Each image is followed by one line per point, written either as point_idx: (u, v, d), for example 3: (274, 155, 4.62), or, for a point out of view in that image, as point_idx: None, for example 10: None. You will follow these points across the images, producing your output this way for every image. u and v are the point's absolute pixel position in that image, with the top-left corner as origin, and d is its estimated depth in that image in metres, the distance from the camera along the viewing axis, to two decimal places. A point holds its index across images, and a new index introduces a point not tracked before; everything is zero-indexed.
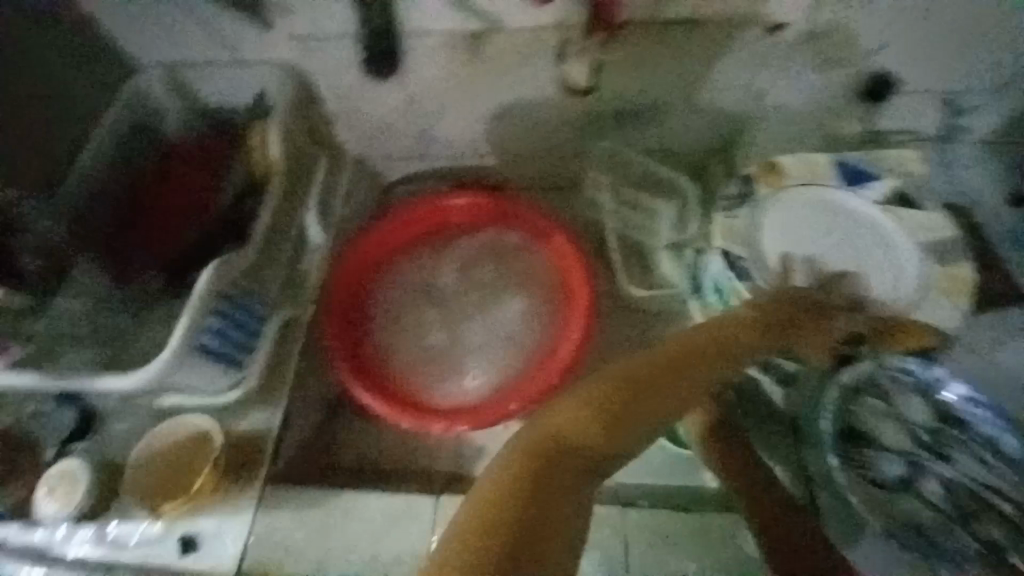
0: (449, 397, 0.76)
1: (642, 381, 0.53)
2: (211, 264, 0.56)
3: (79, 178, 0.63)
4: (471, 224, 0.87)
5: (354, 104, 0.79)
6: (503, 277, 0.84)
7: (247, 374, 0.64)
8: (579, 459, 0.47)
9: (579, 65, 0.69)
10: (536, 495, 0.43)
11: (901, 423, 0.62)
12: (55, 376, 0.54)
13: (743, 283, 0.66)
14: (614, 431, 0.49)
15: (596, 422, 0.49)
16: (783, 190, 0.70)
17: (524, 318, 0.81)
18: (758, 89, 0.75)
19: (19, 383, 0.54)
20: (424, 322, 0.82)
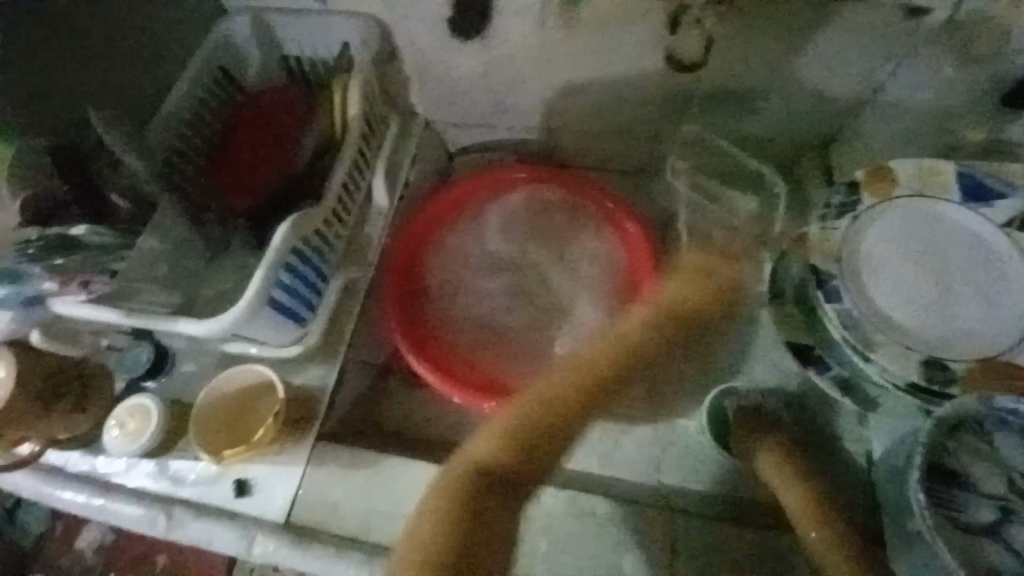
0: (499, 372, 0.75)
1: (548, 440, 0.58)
2: (286, 221, 0.57)
3: (165, 121, 0.64)
4: (530, 196, 0.84)
5: (431, 64, 0.76)
6: (560, 255, 0.82)
7: (309, 330, 0.65)
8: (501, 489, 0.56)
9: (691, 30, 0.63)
10: (474, 520, 0.53)
11: (999, 465, 0.54)
12: (138, 314, 0.55)
13: (834, 303, 0.58)
14: (543, 446, 0.58)
15: (513, 451, 0.57)
16: (887, 202, 0.61)
17: (583, 300, 0.79)
18: (875, 80, 0.67)
19: (104, 318, 0.55)
20: (479, 294, 0.80)
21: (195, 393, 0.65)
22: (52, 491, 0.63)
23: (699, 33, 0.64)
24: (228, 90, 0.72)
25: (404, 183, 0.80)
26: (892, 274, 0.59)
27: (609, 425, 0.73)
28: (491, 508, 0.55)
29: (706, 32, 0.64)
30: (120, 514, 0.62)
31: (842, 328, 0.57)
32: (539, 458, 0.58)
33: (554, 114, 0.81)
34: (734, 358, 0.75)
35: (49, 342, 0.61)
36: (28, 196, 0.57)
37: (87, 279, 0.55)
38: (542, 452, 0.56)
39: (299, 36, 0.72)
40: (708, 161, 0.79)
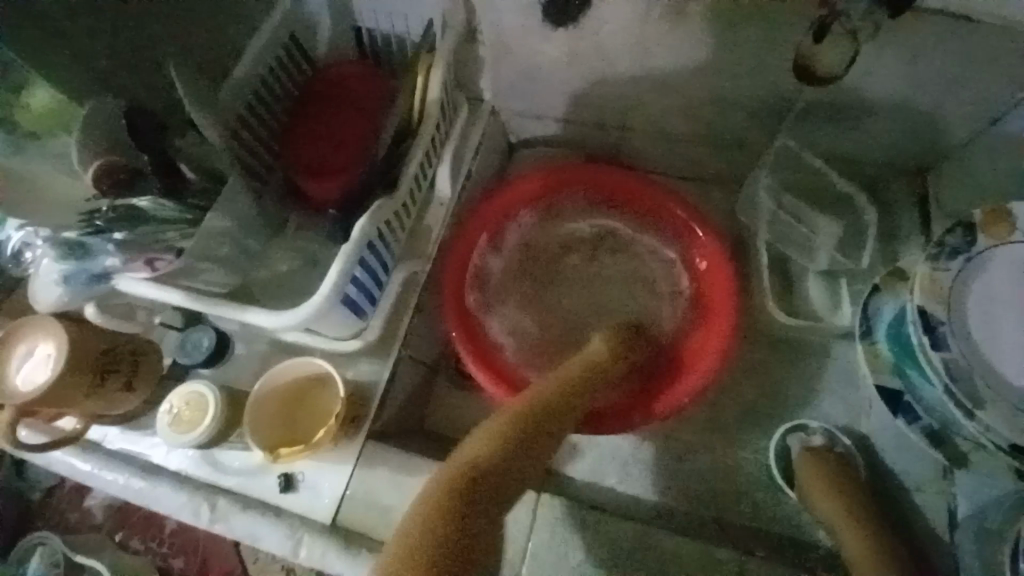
0: None
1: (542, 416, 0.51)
2: (364, 215, 0.54)
3: (234, 88, 0.60)
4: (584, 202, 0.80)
5: (511, 48, 0.71)
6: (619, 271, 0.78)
7: (369, 324, 0.62)
8: (494, 489, 0.43)
9: (831, 46, 0.54)
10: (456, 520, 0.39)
11: None
12: (203, 300, 0.51)
13: (940, 354, 0.53)
14: (515, 458, 0.46)
15: (496, 446, 0.46)
16: (1003, 246, 0.56)
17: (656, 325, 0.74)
18: (999, 109, 0.61)
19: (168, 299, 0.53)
20: (546, 301, 0.76)
21: (245, 377, 0.62)
22: (91, 469, 0.61)
23: (849, 45, 0.53)
24: (300, 62, 0.68)
25: (467, 173, 0.76)
26: (1000, 325, 0.54)
27: (667, 449, 0.69)
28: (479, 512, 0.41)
29: (858, 46, 0.53)
30: (161, 500, 0.59)
31: (949, 381, 0.52)
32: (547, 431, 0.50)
33: (633, 113, 0.77)
34: (804, 391, 0.70)
35: (108, 317, 0.58)
36: (102, 161, 0.52)
37: (153, 257, 0.52)
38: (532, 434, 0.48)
39: (379, 16, 0.70)
40: (792, 179, 0.75)
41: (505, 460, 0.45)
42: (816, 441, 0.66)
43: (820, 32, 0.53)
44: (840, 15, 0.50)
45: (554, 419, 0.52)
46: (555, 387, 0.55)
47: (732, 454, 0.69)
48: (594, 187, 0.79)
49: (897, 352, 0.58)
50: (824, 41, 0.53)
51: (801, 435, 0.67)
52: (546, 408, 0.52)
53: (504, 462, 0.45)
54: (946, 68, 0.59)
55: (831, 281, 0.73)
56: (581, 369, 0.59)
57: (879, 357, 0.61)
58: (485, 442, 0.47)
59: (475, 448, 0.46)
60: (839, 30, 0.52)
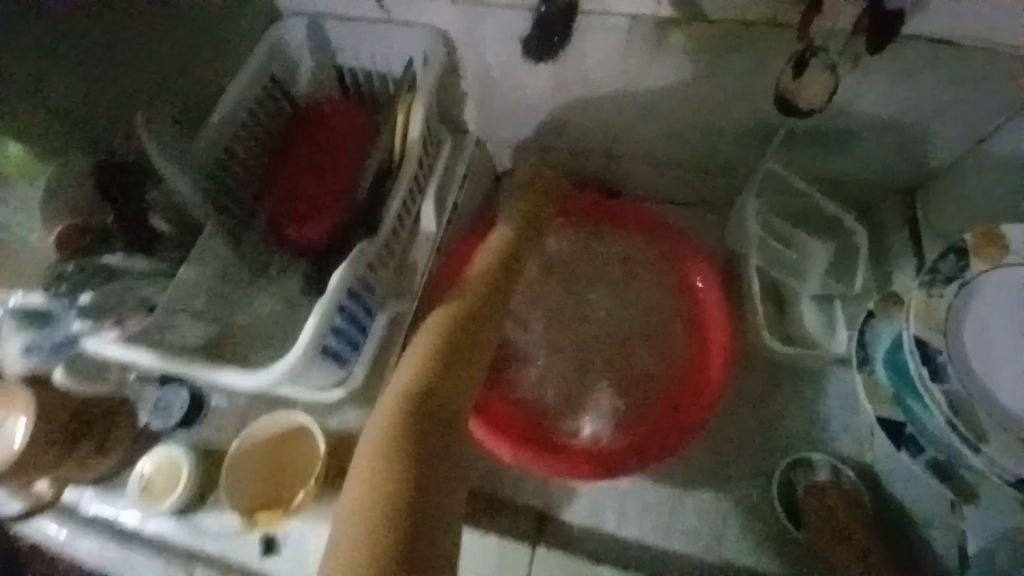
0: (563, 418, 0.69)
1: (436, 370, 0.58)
2: (342, 266, 0.52)
3: (212, 131, 0.59)
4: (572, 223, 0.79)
5: (493, 82, 0.70)
6: (604, 292, 0.76)
7: (352, 372, 0.60)
8: (414, 449, 0.52)
9: (814, 78, 0.53)
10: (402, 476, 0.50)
11: None
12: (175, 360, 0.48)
13: (940, 386, 0.52)
14: (423, 411, 0.55)
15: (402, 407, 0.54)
16: (998, 271, 0.55)
17: (652, 349, 0.73)
18: (985, 129, 0.61)
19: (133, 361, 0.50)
20: (537, 324, 0.74)
21: (226, 430, 0.60)
22: (66, 536, 0.58)
23: (831, 79, 0.53)
24: (280, 103, 0.68)
25: (452, 207, 0.74)
26: (997, 352, 0.53)
27: (666, 487, 0.67)
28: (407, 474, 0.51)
29: (837, 77, 0.53)
30: (140, 568, 0.57)
31: (950, 413, 0.51)
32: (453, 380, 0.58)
33: (618, 141, 0.76)
34: (804, 419, 0.69)
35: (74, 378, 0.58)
36: (66, 225, 0.50)
37: (122, 317, 0.51)
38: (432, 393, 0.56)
39: (360, 56, 0.69)
40: (781, 203, 0.74)
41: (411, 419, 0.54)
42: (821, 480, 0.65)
43: (798, 64, 0.53)
44: (820, 50, 0.51)
45: (452, 366, 0.59)
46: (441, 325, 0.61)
47: (733, 488, 0.66)
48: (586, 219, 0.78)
49: (895, 381, 0.57)
50: (805, 74, 0.53)
51: (807, 471, 0.66)
52: (442, 359, 0.59)
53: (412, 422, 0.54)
54: (929, 92, 0.59)
55: (825, 305, 0.72)
56: (467, 303, 0.64)
57: (879, 385, 0.59)
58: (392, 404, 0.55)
59: (386, 413, 0.54)
60: (816, 64, 0.52)
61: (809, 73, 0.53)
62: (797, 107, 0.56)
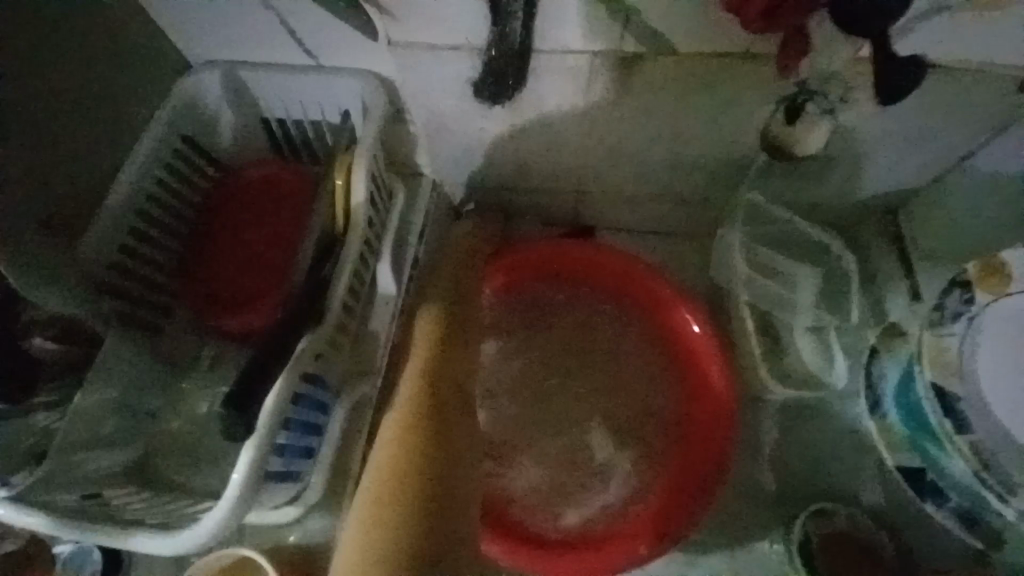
0: (572, 493, 0.64)
1: (420, 409, 0.48)
2: (282, 376, 0.43)
3: (109, 219, 0.50)
4: (550, 273, 0.71)
5: (445, 126, 0.63)
6: (583, 358, 0.70)
7: (308, 484, 0.52)
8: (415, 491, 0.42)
9: (815, 124, 0.54)
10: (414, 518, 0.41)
11: None
12: (79, 523, 0.39)
13: (966, 437, 0.48)
14: (414, 447, 0.45)
15: (397, 449, 0.45)
16: (1006, 304, 0.51)
17: (645, 408, 0.68)
18: (965, 150, 0.59)
19: (35, 524, 0.39)
20: (524, 395, 0.69)
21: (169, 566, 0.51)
22: None
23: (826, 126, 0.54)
24: (199, 167, 0.60)
25: (411, 265, 0.67)
26: (1016, 391, 0.49)
27: (675, 554, 0.62)
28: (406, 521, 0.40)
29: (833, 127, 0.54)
30: None
31: (979, 466, 0.47)
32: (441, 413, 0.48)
33: (586, 179, 0.70)
34: (811, 464, 0.64)
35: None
36: None
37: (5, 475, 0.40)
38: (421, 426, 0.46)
39: (288, 105, 0.61)
40: (763, 231, 0.70)
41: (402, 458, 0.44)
42: (834, 539, 0.59)
43: (793, 112, 0.54)
44: (814, 95, 0.52)
45: (435, 399, 0.49)
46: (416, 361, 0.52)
47: (745, 549, 0.62)
48: (545, 279, 0.71)
49: (912, 427, 0.52)
50: (799, 124, 0.54)
51: (818, 522, 0.60)
52: (426, 394, 0.49)
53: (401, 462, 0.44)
54: (914, 117, 0.55)
55: (820, 335, 0.68)
56: (427, 335, 0.54)
57: (893, 430, 0.55)
58: (390, 446, 0.46)
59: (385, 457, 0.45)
60: (812, 110, 0.53)
61: (806, 117, 0.54)
62: (796, 151, 0.57)
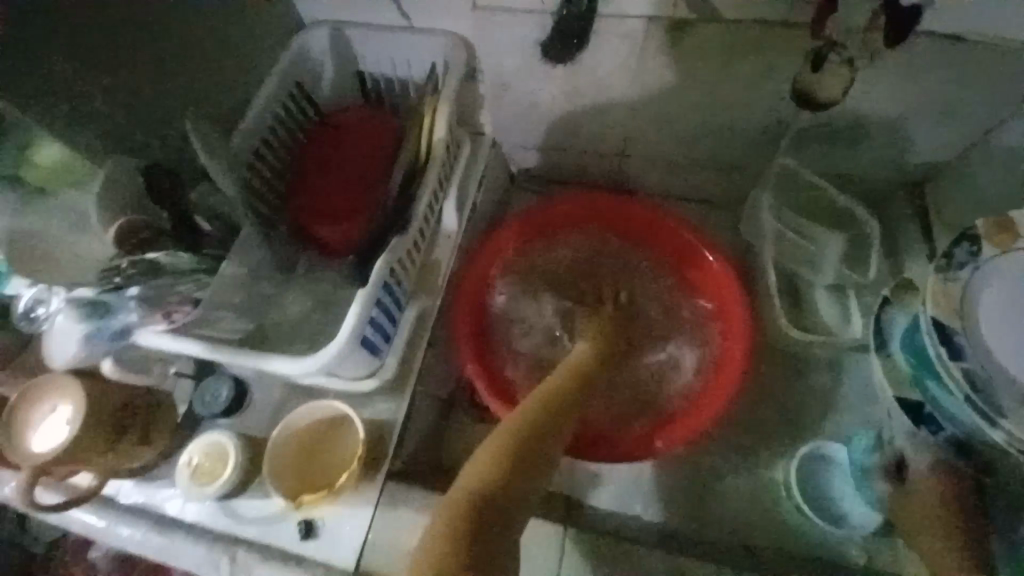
0: (605, 428, 0.69)
1: (537, 433, 0.53)
2: (382, 254, 0.57)
3: (244, 138, 0.62)
4: (602, 233, 0.80)
5: (511, 85, 0.73)
6: (642, 324, 0.75)
7: (384, 364, 0.63)
8: (494, 519, 0.47)
9: (835, 72, 0.56)
10: (480, 550, 0.45)
11: None
12: (234, 350, 0.53)
13: (958, 365, 0.53)
14: (518, 474, 0.49)
15: (499, 466, 0.49)
16: (1008, 258, 0.57)
17: (674, 359, 0.73)
18: (989, 122, 0.63)
19: (186, 351, 0.54)
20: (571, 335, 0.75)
21: (264, 423, 0.63)
22: (106, 525, 0.61)
23: (848, 74, 0.56)
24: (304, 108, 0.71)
25: (472, 206, 0.76)
26: (1013, 334, 0.54)
27: (691, 473, 0.68)
28: (475, 548, 0.45)
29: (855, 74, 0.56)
30: (180, 552, 0.59)
31: (971, 391, 0.52)
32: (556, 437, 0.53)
33: (632, 141, 0.78)
34: (822, 408, 0.70)
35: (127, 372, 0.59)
36: (126, 220, 0.52)
37: (171, 309, 0.54)
38: (533, 455, 0.51)
39: (381, 61, 0.72)
40: (795, 197, 0.75)
41: (504, 477, 0.48)
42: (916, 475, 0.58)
43: (817, 61, 0.56)
44: (835, 45, 0.54)
45: (556, 427, 0.54)
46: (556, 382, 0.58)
47: (753, 472, 0.67)
48: (598, 229, 0.80)
49: (915, 363, 0.57)
50: (822, 71, 0.57)
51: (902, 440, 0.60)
52: (555, 415, 0.55)
53: (502, 482, 0.48)
54: (938, 87, 0.61)
55: (839, 294, 0.73)
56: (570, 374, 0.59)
57: (897, 368, 0.59)
58: (489, 458, 0.50)
59: (481, 468, 0.49)
60: (833, 59, 0.55)
61: (826, 69, 0.56)
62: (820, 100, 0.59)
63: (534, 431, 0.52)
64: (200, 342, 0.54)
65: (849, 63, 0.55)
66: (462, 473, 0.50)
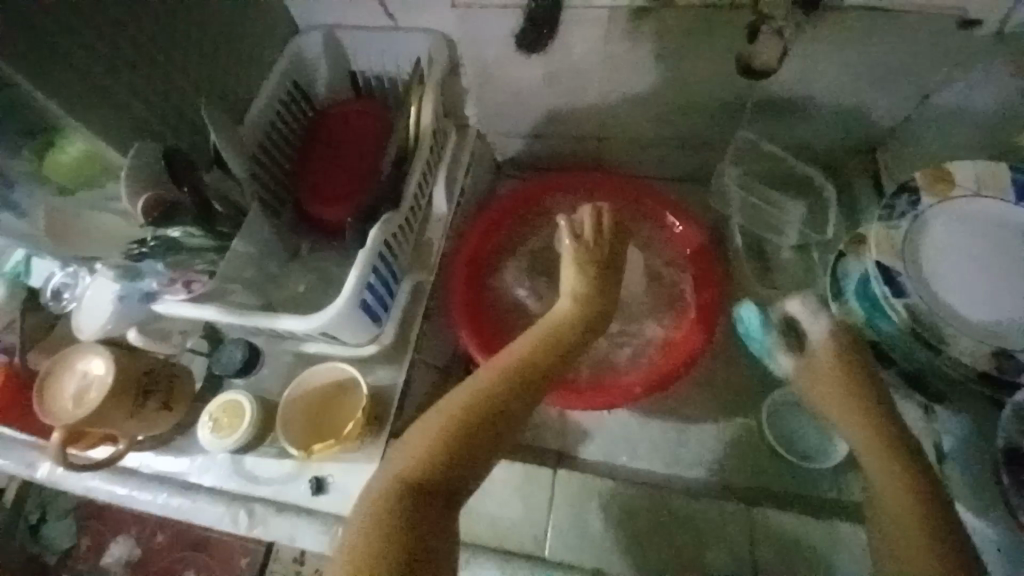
0: (604, 374, 0.74)
1: (484, 416, 0.55)
2: (378, 222, 0.62)
3: (249, 132, 0.68)
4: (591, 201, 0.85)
5: (491, 75, 0.79)
6: (633, 278, 0.80)
7: (384, 330, 0.68)
8: (429, 496, 0.51)
9: (772, 43, 0.61)
10: (413, 524, 0.50)
11: None
12: (246, 313, 0.59)
13: (901, 301, 0.59)
14: (459, 456, 0.53)
15: (439, 448, 0.53)
16: (946, 205, 0.62)
17: (665, 305, 0.79)
18: (928, 85, 0.69)
19: (204, 316, 0.59)
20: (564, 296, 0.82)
21: (276, 391, 0.68)
22: (129, 493, 0.66)
23: (779, 43, 0.60)
24: (302, 105, 0.78)
25: (461, 189, 0.82)
26: (951, 271, 0.60)
27: (673, 423, 0.72)
28: (409, 524, 0.50)
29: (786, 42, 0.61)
30: (200, 510, 0.64)
31: (912, 321, 0.58)
32: (507, 419, 0.56)
33: (606, 123, 0.85)
34: None
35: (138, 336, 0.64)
36: (151, 195, 0.58)
37: (189, 279, 0.59)
38: (478, 439, 0.53)
39: (371, 59, 0.78)
40: (759, 167, 0.82)
41: (439, 458, 0.52)
42: (814, 335, 0.63)
43: (751, 34, 0.61)
44: (765, 18, 0.59)
45: (507, 408, 0.56)
46: (511, 363, 0.59)
47: (732, 421, 0.72)
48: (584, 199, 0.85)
49: (867, 307, 0.63)
50: (758, 41, 0.61)
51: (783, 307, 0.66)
52: (508, 397, 0.56)
53: (440, 463, 0.52)
54: (875, 56, 0.66)
55: (803, 254, 0.79)
56: (528, 352, 0.60)
57: (853, 312, 0.65)
58: (429, 439, 0.53)
59: (419, 449, 0.53)
60: (765, 31, 0.60)
61: (761, 40, 0.61)
62: (762, 70, 0.64)
63: (482, 413, 0.55)
64: (214, 305, 0.59)
65: (780, 33, 0.60)
66: (401, 449, 0.54)
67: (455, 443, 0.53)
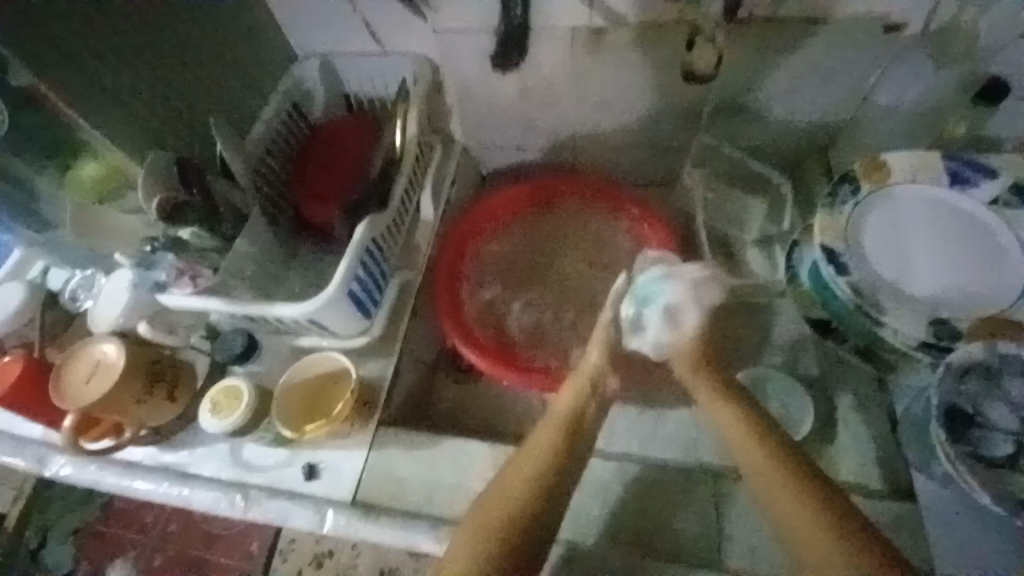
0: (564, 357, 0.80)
1: (524, 513, 0.57)
2: (364, 220, 0.68)
3: (252, 147, 0.76)
4: (566, 201, 0.91)
5: (471, 92, 0.87)
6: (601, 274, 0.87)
7: (373, 322, 0.74)
8: None
9: (710, 49, 0.70)
10: None
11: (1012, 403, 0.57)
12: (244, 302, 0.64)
13: (844, 278, 0.63)
14: (511, 555, 0.55)
15: (494, 552, 0.55)
16: (883, 191, 0.68)
17: None
18: (865, 87, 0.76)
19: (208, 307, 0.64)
20: (540, 288, 0.87)
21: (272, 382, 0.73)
22: (130, 481, 0.69)
23: (712, 50, 0.70)
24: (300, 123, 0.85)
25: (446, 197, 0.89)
26: (888, 250, 0.65)
27: (647, 410, 0.72)
28: None
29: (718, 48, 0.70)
30: (198, 496, 0.68)
31: (855, 295, 0.63)
32: (548, 514, 0.58)
33: (579, 134, 0.92)
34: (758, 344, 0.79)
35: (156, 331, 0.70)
36: (163, 195, 0.63)
37: (194, 275, 0.65)
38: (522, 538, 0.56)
39: (362, 80, 0.87)
40: (720, 169, 0.88)
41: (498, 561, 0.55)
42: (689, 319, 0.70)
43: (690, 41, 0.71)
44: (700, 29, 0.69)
45: (544, 499, 0.58)
46: (536, 454, 0.61)
47: None
48: (560, 198, 0.91)
49: (816, 286, 0.67)
50: (694, 51, 0.71)
51: (667, 291, 0.71)
52: (542, 489, 0.58)
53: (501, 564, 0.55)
54: (810, 63, 0.74)
55: (766, 248, 0.84)
56: (551, 439, 0.62)
57: (805, 291, 0.70)
58: (479, 540, 0.56)
59: (474, 553, 0.56)
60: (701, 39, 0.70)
61: (699, 48, 0.70)
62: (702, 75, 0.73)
63: (524, 513, 0.57)
64: (217, 297, 0.64)
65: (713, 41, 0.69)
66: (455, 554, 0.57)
67: (508, 546, 0.56)
